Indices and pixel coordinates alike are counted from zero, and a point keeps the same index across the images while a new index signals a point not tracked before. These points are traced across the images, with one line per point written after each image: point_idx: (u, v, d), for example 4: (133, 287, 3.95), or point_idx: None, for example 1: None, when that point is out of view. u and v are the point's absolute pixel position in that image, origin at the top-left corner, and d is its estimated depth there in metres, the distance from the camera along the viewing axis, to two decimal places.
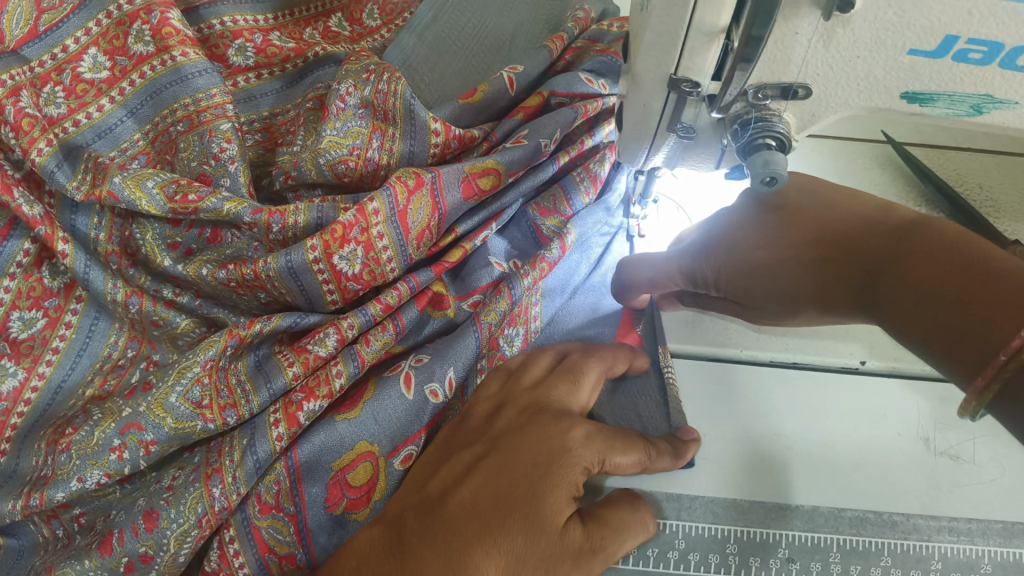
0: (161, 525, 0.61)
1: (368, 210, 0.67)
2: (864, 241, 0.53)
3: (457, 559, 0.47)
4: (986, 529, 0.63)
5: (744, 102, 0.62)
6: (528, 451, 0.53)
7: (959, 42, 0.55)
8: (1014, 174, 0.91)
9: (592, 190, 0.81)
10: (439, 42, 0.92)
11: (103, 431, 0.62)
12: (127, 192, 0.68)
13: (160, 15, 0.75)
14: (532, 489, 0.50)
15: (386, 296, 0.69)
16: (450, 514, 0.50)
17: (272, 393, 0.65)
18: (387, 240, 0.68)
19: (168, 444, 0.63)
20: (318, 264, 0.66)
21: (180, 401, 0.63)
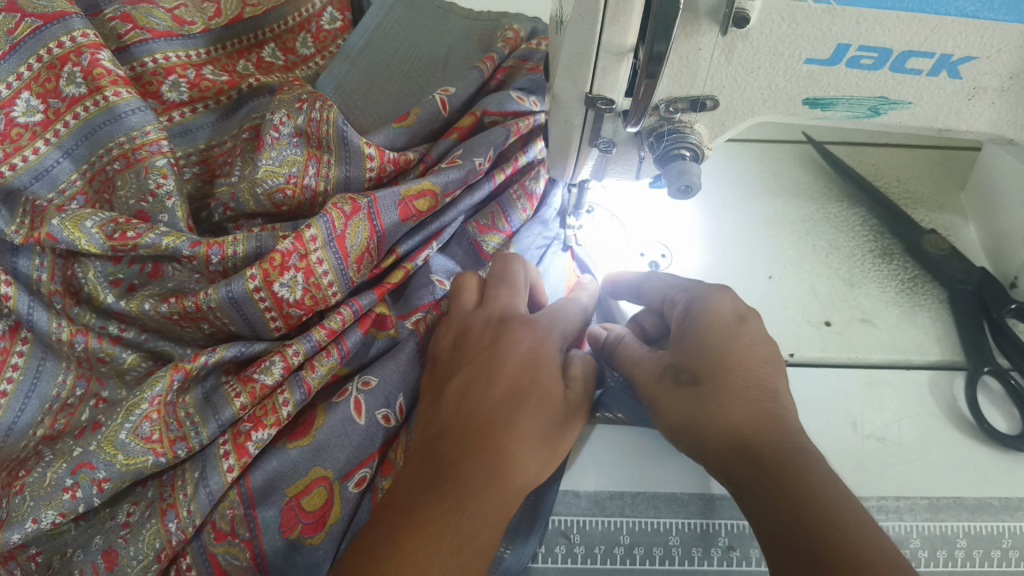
0: (121, 563, 0.62)
1: (305, 236, 0.69)
2: (754, 362, 0.58)
3: (499, 467, 0.54)
4: (913, 506, 0.69)
5: (656, 116, 0.65)
6: (511, 363, 0.61)
7: (851, 50, 0.59)
8: (930, 166, 0.95)
9: (529, 207, 0.85)
10: (371, 67, 0.96)
11: (55, 472, 0.64)
12: (66, 233, 0.68)
13: (90, 56, 0.77)
14: (527, 401, 0.58)
15: (329, 321, 0.71)
16: (475, 432, 0.56)
17: (220, 424, 0.67)
18: (327, 265, 0.70)
19: (120, 481, 0.64)
20: (258, 292, 0.68)
21: (130, 438, 0.65)
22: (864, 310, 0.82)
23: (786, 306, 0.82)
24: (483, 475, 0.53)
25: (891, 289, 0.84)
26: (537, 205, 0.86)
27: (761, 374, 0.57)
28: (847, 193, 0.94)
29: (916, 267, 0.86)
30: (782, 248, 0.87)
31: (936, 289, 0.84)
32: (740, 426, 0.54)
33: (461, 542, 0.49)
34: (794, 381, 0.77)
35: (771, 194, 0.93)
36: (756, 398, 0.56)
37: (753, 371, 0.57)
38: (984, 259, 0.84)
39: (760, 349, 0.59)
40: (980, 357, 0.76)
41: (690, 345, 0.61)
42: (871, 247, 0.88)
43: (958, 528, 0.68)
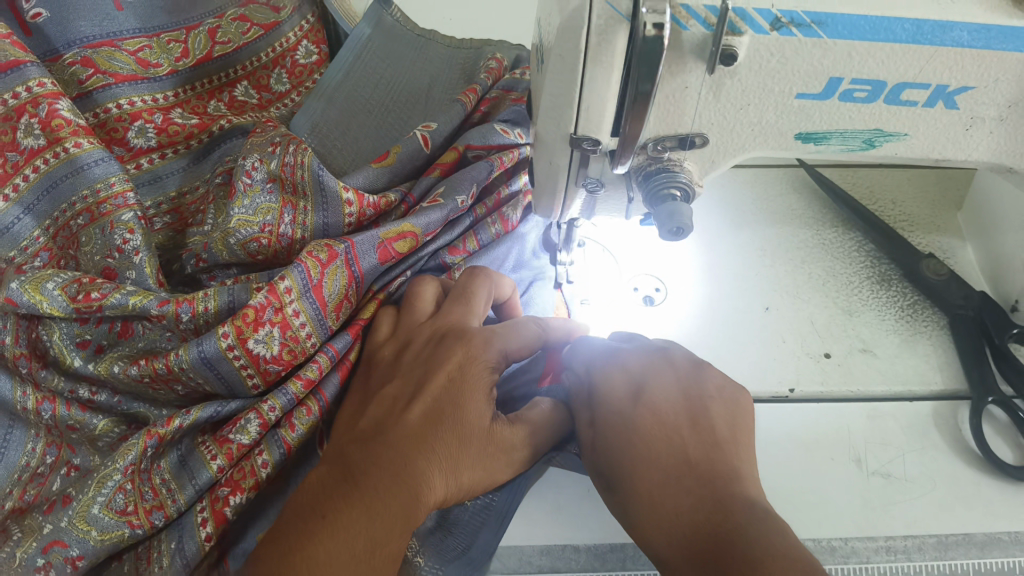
0: None
1: (279, 288, 0.66)
2: (671, 438, 0.58)
3: (408, 474, 0.56)
4: (922, 545, 0.66)
5: (645, 155, 0.63)
6: (440, 377, 0.62)
7: (844, 83, 0.56)
8: (921, 188, 0.94)
9: (501, 229, 0.83)
10: (349, 106, 0.93)
11: (25, 551, 0.61)
12: (25, 297, 0.66)
13: (48, 107, 0.74)
14: (446, 418, 0.59)
15: (306, 371, 0.67)
16: (389, 440, 0.58)
17: (197, 489, 0.64)
18: (303, 316, 0.67)
19: (95, 556, 0.61)
20: (232, 351, 0.65)
21: (103, 512, 0.61)
22: (863, 339, 0.80)
23: (782, 342, 0.80)
24: (391, 481, 0.55)
25: (890, 317, 0.82)
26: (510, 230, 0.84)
27: (685, 446, 0.58)
28: (841, 217, 0.92)
29: (915, 293, 0.84)
30: (777, 277, 0.85)
31: (936, 314, 0.82)
32: (681, 513, 0.54)
33: (374, 547, 0.52)
34: (794, 418, 0.75)
35: (764, 222, 0.91)
36: (685, 480, 0.56)
37: (671, 450, 0.57)
38: (984, 283, 0.83)
39: (671, 422, 0.59)
40: (984, 387, 0.74)
41: (612, 441, 0.61)
42: (869, 273, 0.86)
43: (969, 565, 0.65)
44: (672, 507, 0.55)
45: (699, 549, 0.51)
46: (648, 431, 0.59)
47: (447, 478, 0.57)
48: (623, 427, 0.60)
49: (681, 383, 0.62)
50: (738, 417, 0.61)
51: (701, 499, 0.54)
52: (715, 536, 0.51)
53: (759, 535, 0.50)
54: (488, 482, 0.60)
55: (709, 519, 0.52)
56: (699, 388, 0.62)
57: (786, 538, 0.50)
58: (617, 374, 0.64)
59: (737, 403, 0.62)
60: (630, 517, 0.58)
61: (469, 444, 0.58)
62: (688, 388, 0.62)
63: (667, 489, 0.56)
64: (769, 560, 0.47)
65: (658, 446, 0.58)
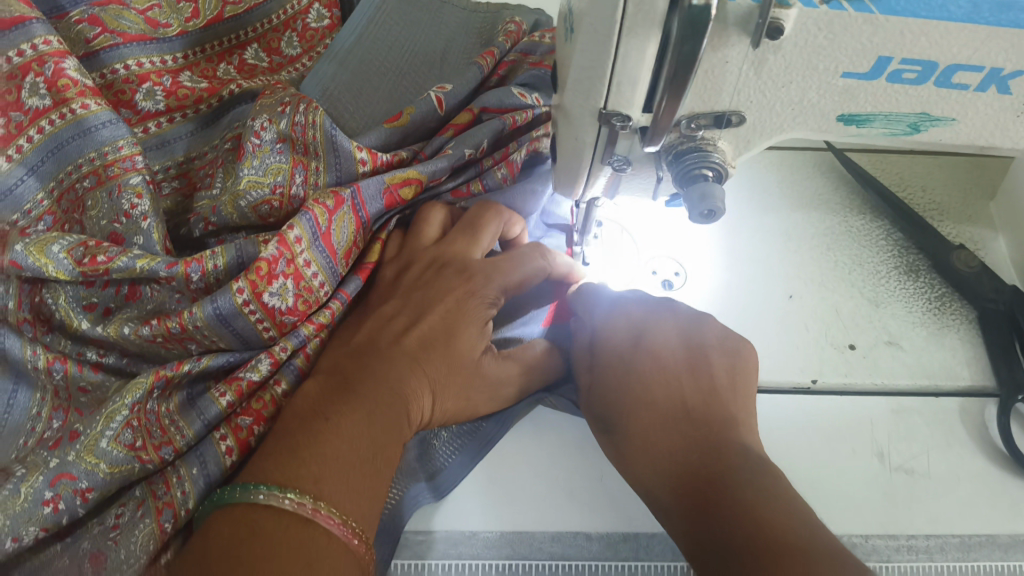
0: (109, 568, 0.57)
1: (290, 238, 0.64)
2: (672, 386, 0.65)
3: (402, 389, 0.62)
4: (944, 544, 0.64)
5: (678, 133, 0.60)
6: (441, 307, 0.68)
7: (892, 63, 0.53)
8: (952, 175, 0.91)
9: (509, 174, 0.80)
10: (361, 69, 0.89)
11: (30, 485, 0.57)
12: (30, 260, 0.63)
13: (54, 66, 0.72)
14: (440, 346, 0.66)
15: (319, 316, 0.67)
16: (385, 356, 0.64)
17: (206, 423, 0.63)
18: (315, 265, 0.66)
19: (105, 489, 0.59)
20: (248, 306, 0.63)
21: (113, 445, 0.60)
22: (889, 332, 0.78)
23: (805, 331, 0.77)
24: (387, 395, 0.60)
25: (917, 310, 0.79)
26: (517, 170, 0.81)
27: (684, 393, 0.64)
28: (869, 205, 0.89)
29: (943, 285, 0.81)
30: (803, 264, 0.82)
31: (965, 308, 0.79)
32: (676, 448, 0.60)
33: (377, 450, 0.56)
34: (816, 409, 0.72)
35: (790, 206, 0.88)
36: (681, 422, 0.62)
37: (670, 395, 0.64)
38: (1014, 276, 0.80)
39: (672, 372, 0.66)
40: (1013, 385, 0.71)
41: (614, 380, 0.67)
42: (897, 263, 0.83)
43: (993, 566, 0.64)
44: (667, 445, 0.61)
45: (693, 480, 0.57)
46: (651, 378, 0.65)
47: (433, 397, 0.64)
48: (626, 368, 0.67)
49: (682, 334, 0.69)
50: (739, 369, 0.67)
51: (696, 440, 0.60)
52: (706, 472, 0.57)
53: (752, 471, 0.56)
54: (463, 412, 0.67)
55: (702, 456, 0.59)
56: (699, 341, 0.68)
57: (771, 475, 0.56)
58: (621, 320, 0.70)
59: (738, 354, 0.68)
60: (623, 449, 0.64)
61: (458, 369, 0.66)
62: (689, 340, 0.68)
63: (661, 429, 0.62)
64: (759, 494, 0.53)
65: (658, 391, 0.64)
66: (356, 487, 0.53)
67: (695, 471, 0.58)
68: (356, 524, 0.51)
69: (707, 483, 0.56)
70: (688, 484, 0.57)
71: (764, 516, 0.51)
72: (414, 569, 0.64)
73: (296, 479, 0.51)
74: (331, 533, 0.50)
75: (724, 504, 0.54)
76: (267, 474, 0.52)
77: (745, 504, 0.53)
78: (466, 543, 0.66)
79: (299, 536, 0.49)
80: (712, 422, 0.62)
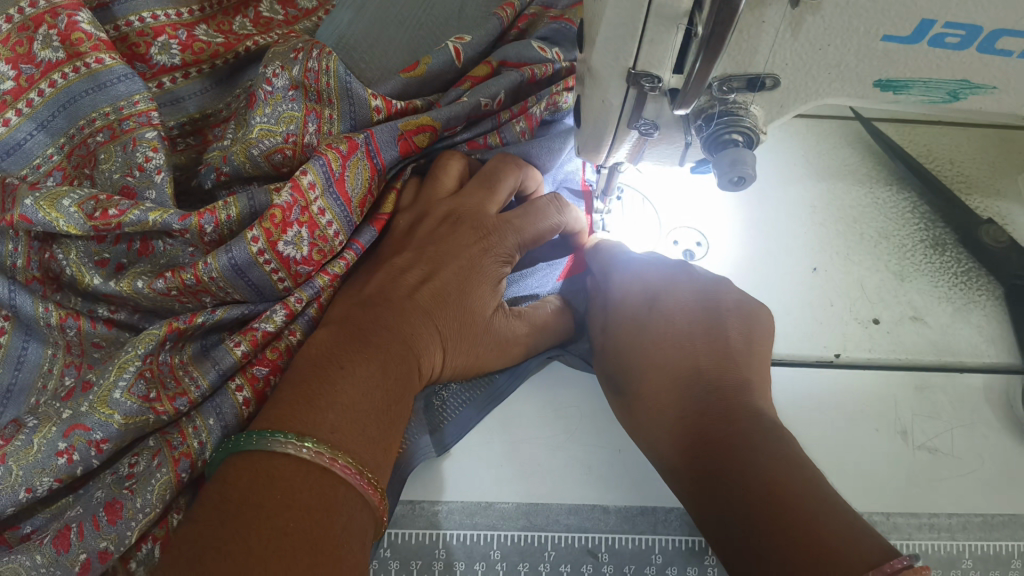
0: (126, 517, 0.57)
1: (303, 184, 0.63)
2: (685, 347, 0.63)
3: (414, 343, 0.61)
4: (966, 524, 0.64)
5: (709, 96, 0.58)
6: (461, 261, 0.67)
7: (936, 26, 0.51)
8: (982, 148, 0.89)
9: (527, 130, 0.79)
10: (378, 17, 0.87)
11: (43, 437, 0.57)
12: (41, 214, 0.62)
13: (68, 19, 0.69)
14: (453, 303, 0.65)
15: (333, 267, 0.66)
16: (397, 307, 0.62)
17: (220, 373, 0.63)
18: (329, 213, 0.65)
19: (119, 440, 0.59)
20: (263, 256, 0.61)
21: (125, 396, 0.58)
22: (914, 307, 0.76)
23: (827, 304, 0.76)
24: (399, 348, 0.59)
25: (943, 284, 0.78)
26: (535, 126, 0.80)
27: (698, 354, 0.62)
28: (897, 176, 0.87)
29: (969, 259, 0.80)
30: (827, 236, 0.81)
31: (991, 283, 0.78)
32: (687, 413, 0.59)
33: (391, 400, 0.55)
34: (839, 383, 0.71)
35: (816, 176, 0.86)
36: (693, 384, 0.60)
37: (681, 356, 0.62)
38: None
39: (685, 333, 0.64)
40: None
41: (633, 341, 0.66)
42: (923, 237, 0.81)
43: (1016, 547, 0.64)
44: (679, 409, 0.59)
45: (704, 441, 0.56)
46: (665, 339, 0.64)
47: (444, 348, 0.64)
48: (645, 329, 0.66)
49: (697, 294, 0.67)
50: (756, 333, 0.65)
51: (708, 403, 0.58)
52: (722, 431, 0.56)
53: (764, 431, 0.54)
54: (471, 368, 0.67)
55: (713, 418, 0.57)
56: (715, 301, 0.66)
57: (786, 435, 0.54)
58: (638, 280, 0.69)
59: (755, 320, 0.66)
60: (637, 411, 0.63)
61: (472, 326, 0.65)
62: (704, 299, 0.66)
63: (674, 394, 0.61)
64: (770, 456, 0.52)
65: (671, 352, 0.63)
66: (371, 436, 0.52)
67: (708, 433, 0.56)
68: (372, 475, 0.49)
69: (716, 445, 0.55)
70: (699, 446, 0.56)
71: (776, 479, 0.49)
72: (427, 539, 0.63)
73: (314, 425, 0.50)
74: (347, 482, 0.48)
75: (733, 467, 0.52)
76: (281, 418, 0.50)
77: (756, 467, 0.51)
78: (482, 513, 0.65)
79: (321, 485, 0.47)
80: (727, 383, 0.60)
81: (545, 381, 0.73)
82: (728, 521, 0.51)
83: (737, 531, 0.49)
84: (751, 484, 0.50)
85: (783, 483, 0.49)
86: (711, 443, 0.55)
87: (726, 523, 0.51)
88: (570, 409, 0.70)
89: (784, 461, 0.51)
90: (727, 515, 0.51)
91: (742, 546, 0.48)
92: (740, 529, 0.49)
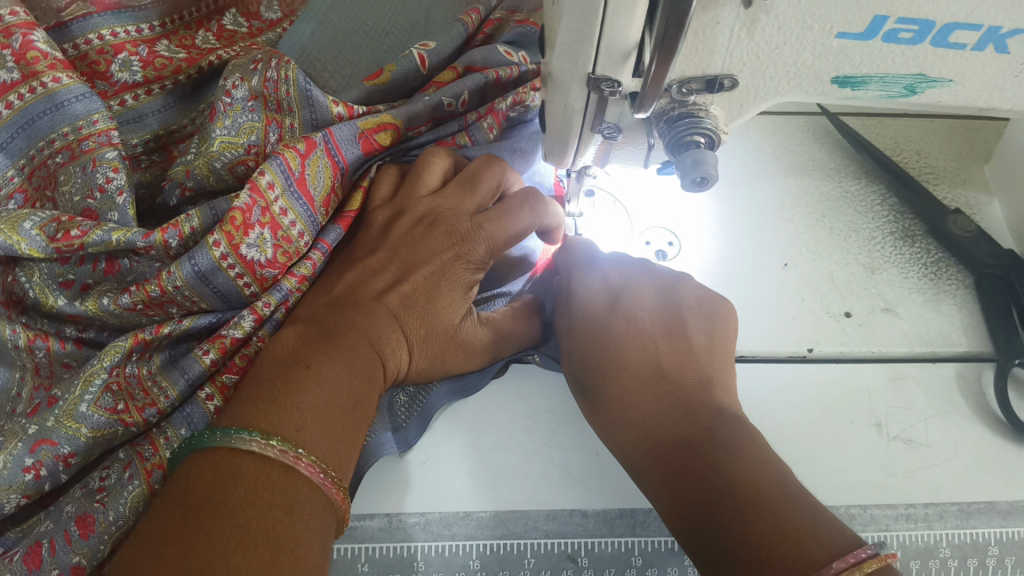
0: (98, 531, 0.58)
1: (261, 185, 0.63)
2: (651, 346, 0.64)
3: (379, 344, 0.61)
4: (943, 513, 0.65)
5: (668, 98, 0.58)
6: (437, 261, 0.66)
7: (889, 22, 0.51)
8: (948, 137, 0.90)
9: (494, 125, 0.80)
10: (340, 29, 0.88)
11: (9, 453, 0.57)
12: (1, 237, 0.61)
13: (22, 38, 0.70)
14: (421, 303, 0.64)
15: (300, 268, 0.66)
16: (363, 308, 0.62)
17: (189, 382, 0.63)
18: (292, 214, 0.65)
19: (87, 453, 0.60)
20: (226, 260, 0.61)
21: (92, 410, 0.60)
22: (886, 299, 0.76)
23: (797, 299, 0.76)
24: (364, 348, 0.59)
25: (913, 275, 0.78)
26: (502, 121, 0.81)
27: (663, 354, 0.64)
28: (864, 169, 0.87)
29: (940, 250, 0.80)
30: (795, 231, 0.81)
31: (961, 274, 0.78)
32: (655, 413, 0.60)
33: (357, 399, 0.55)
34: (812, 377, 0.71)
35: (782, 172, 0.86)
36: (660, 383, 0.62)
37: (645, 356, 0.64)
38: (1010, 238, 0.79)
39: (652, 335, 0.65)
40: (1010, 351, 0.71)
41: (600, 337, 0.66)
42: (892, 229, 0.82)
43: (991, 535, 0.64)
44: (648, 408, 0.60)
45: (671, 440, 0.57)
46: (632, 339, 0.65)
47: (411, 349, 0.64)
48: (610, 326, 0.67)
49: (659, 298, 0.69)
50: (717, 333, 0.67)
51: (677, 403, 0.60)
52: (695, 433, 0.56)
53: (731, 431, 0.56)
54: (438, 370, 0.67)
55: (683, 418, 0.58)
56: (678, 303, 0.68)
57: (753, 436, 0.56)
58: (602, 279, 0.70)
59: (718, 315, 0.68)
60: (605, 409, 0.64)
61: (441, 329, 0.65)
62: (666, 302, 0.68)
63: (642, 393, 0.61)
64: (738, 454, 0.53)
65: (638, 351, 0.64)
66: (338, 437, 0.52)
67: (676, 432, 0.57)
68: (336, 474, 0.49)
69: (683, 443, 0.56)
70: (669, 445, 0.57)
71: (744, 475, 0.51)
72: (404, 552, 0.63)
73: (279, 425, 0.49)
74: (313, 482, 0.48)
75: (702, 466, 0.53)
76: (248, 418, 0.49)
77: (725, 464, 0.52)
78: (459, 523, 0.65)
79: (287, 482, 0.47)
80: (693, 384, 0.61)
81: (521, 388, 0.73)
82: (694, 516, 0.52)
83: (705, 526, 0.50)
84: (721, 481, 0.51)
85: (752, 481, 0.50)
86: (678, 442, 0.56)
87: (693, 517, 0.52)
88: (546, 415, 0.71)
89: (752, 461, 0.52)
90: (695, 510, 0.52)
91: (709, 540, 0.50)
92: (709, 524, 0.50)
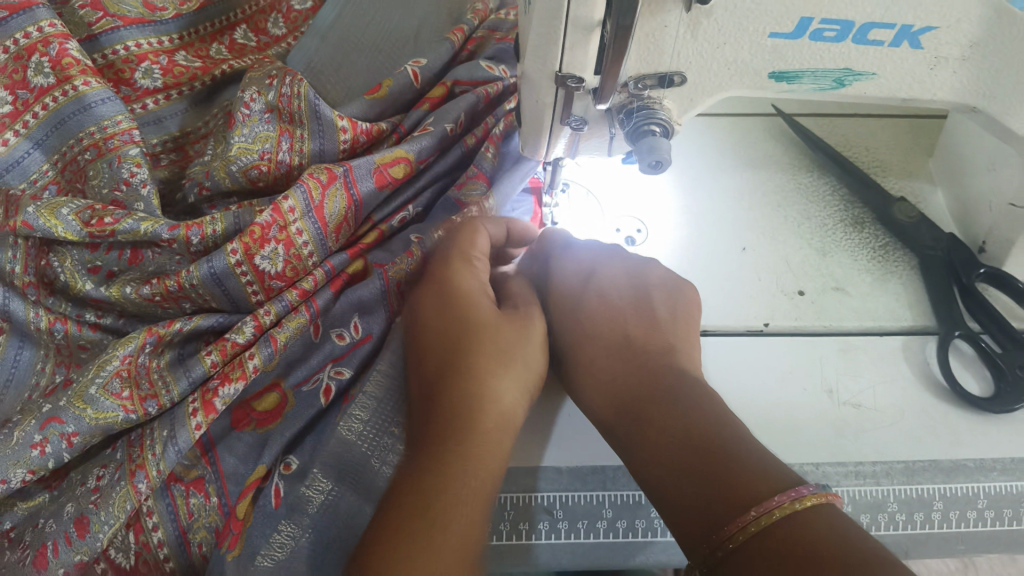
0: (93, 530, 0.63)
1: (283, 208, 0.72)
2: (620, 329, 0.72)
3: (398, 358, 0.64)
4: (889, 470, 0.70)
5: (626, 93, 0.66)
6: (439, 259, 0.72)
7: (814, 23, 0.59)
8: (896, 134, 0.98)
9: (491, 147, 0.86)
10: (340, 43, 0.96)
11: (23, 430, 0.64)
12: (42, 221, 0.70)
13: (58, 47, 0.78)
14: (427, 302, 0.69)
15: (301, 283, 0.74)
16: None
17: (191, 382, 0.69)
18: (306, 235, 0.73)
19: (90, 435, 0.65)
20: (240, 267, 0.71)
21: (100, 393, 0.66)
22: (836, 279, 0.84)
23: (756, 279, 0.83)
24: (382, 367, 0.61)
25: (862, 257, 0.86)
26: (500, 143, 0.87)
27: (631, 332, 0.71)
28: (817, 164, 0.95)
29: (886, 235, 0.88)
30: (753, 218, 0.88)
31: (907, 256, 0.86)
32: (625, 383, 0.67)
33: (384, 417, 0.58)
34: (769, 349, 0.78)
35: (740, 166, 0.94)
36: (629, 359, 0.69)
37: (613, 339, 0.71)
38: (951, 225, 0.86)
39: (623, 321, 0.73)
40: (952, 322, 0.78)
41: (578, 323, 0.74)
42: (843, 217, 0.90)
43: (934, 490, 0.70)
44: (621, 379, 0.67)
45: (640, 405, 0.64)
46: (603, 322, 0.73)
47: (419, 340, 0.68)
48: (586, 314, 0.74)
49: (628, 279, 0.76)
50: (681, 305, 0.74)
51: (645, 373, 0.66)
52: (659, 394, 0.63)
53: (693, 390, 0.62)
54: None
55: (650, 384, 0.65)
56: (644, 282, 0.76)
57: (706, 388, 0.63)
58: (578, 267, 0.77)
59: (681, 292, 0.75)
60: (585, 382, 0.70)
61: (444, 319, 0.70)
62: (635, 284, 0.76)
63: (614, 365, 0.69)
64: (700, 409, 0.60)
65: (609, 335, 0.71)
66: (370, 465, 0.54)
67: (643, 397, 0.64)
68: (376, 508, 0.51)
69: (651, 407, 0.63)
70: (640, 409, 0.63)
71: (706, 427, 0.57)
72: None
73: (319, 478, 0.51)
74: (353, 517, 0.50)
75: (670, 424, 0.59)
76: None
77: (690, 420, 0.59)
78: None
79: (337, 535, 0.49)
80: (656, 355, 0.68)
81: None
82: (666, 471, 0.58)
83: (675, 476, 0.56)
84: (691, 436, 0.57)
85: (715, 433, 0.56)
86: (646, 405, 0.63)
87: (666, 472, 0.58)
88: None
89: (713, 414, 0.59)
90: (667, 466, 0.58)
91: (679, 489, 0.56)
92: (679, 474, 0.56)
